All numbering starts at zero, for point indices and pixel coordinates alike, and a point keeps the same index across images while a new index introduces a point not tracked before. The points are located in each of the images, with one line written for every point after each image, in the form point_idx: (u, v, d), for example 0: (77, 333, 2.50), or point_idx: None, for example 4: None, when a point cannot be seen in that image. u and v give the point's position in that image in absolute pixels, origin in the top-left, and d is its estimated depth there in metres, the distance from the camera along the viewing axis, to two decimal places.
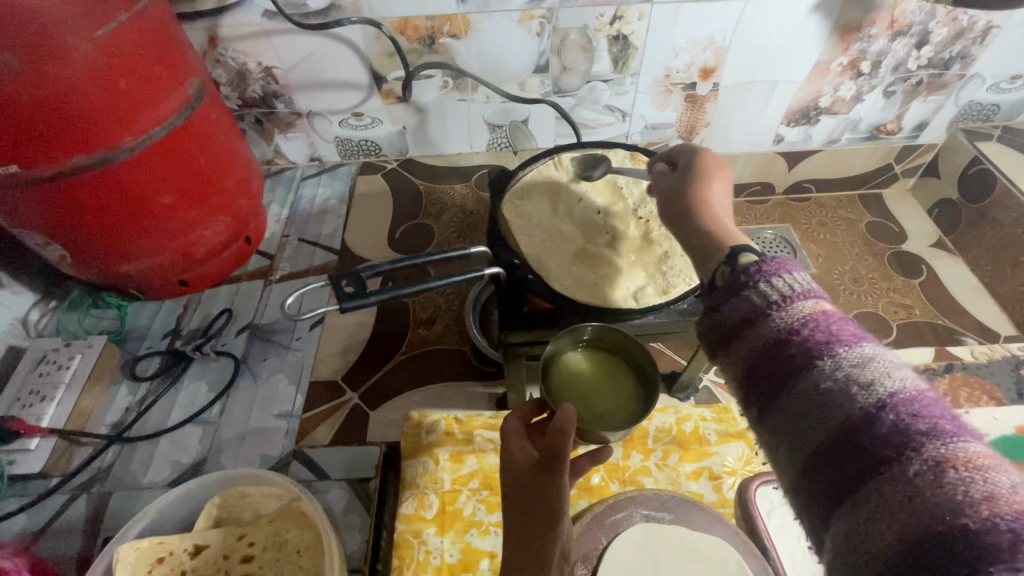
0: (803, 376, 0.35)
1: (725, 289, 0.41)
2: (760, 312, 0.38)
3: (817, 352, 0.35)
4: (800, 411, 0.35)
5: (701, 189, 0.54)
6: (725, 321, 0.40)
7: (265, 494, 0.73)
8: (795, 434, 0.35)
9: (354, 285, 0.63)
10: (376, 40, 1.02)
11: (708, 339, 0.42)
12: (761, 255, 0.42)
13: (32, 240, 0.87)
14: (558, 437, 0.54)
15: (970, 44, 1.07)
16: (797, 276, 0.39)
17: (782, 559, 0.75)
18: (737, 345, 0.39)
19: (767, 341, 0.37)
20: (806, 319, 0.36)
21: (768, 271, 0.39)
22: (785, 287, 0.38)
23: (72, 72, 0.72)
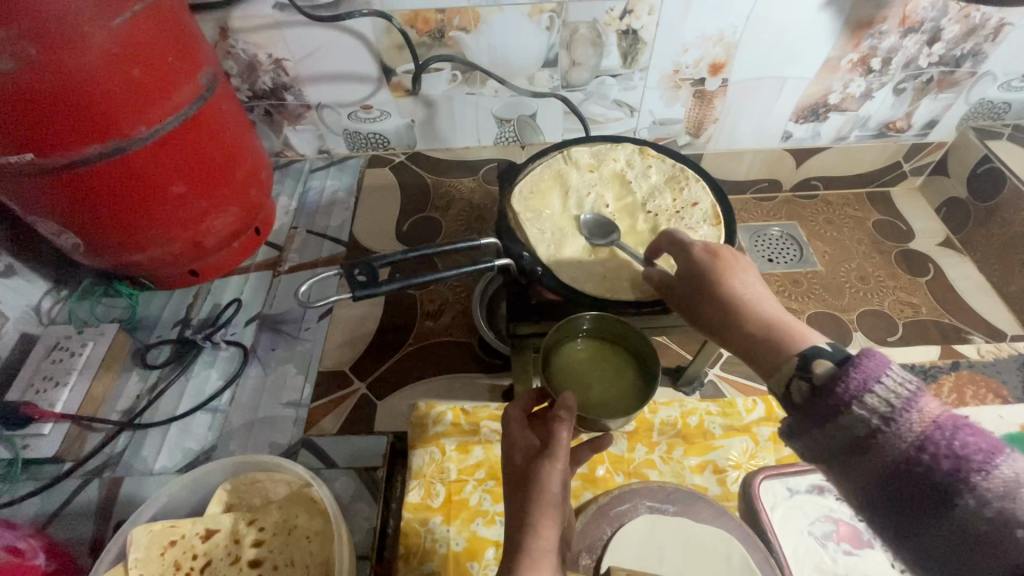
0: (952, 505, 0.36)
1: (820, 409, 0.43)
2: (875, 434, 0.39)
3: (960, 476, 0.36)
4: (960, 540, 0.36)
5: (722, 288, 0.57)
6: (835, 441, 0.42)
7: (274, 481, 0.74)
8: (960, 560, 0.36)
9: (367, 274, 0.64)
10: (387, 33, 1.02)
11: (821, 455, 0.44)
12: (843, 361, 0.43)
13: (46, 228, 0.88)
14: (558, 422, 0.57)
15: (982, 42, 1.06)
16: (894, 381, 0.40)
17: (786, 552, 0.76)
18: (860, 466, 0.40)
19: (895, 463, 0.38)
20: (931, 434, 0.37)
21: (861, 388, 0.40)
22: (893, 403, 0.39)
23: (88, 61, 0.73)
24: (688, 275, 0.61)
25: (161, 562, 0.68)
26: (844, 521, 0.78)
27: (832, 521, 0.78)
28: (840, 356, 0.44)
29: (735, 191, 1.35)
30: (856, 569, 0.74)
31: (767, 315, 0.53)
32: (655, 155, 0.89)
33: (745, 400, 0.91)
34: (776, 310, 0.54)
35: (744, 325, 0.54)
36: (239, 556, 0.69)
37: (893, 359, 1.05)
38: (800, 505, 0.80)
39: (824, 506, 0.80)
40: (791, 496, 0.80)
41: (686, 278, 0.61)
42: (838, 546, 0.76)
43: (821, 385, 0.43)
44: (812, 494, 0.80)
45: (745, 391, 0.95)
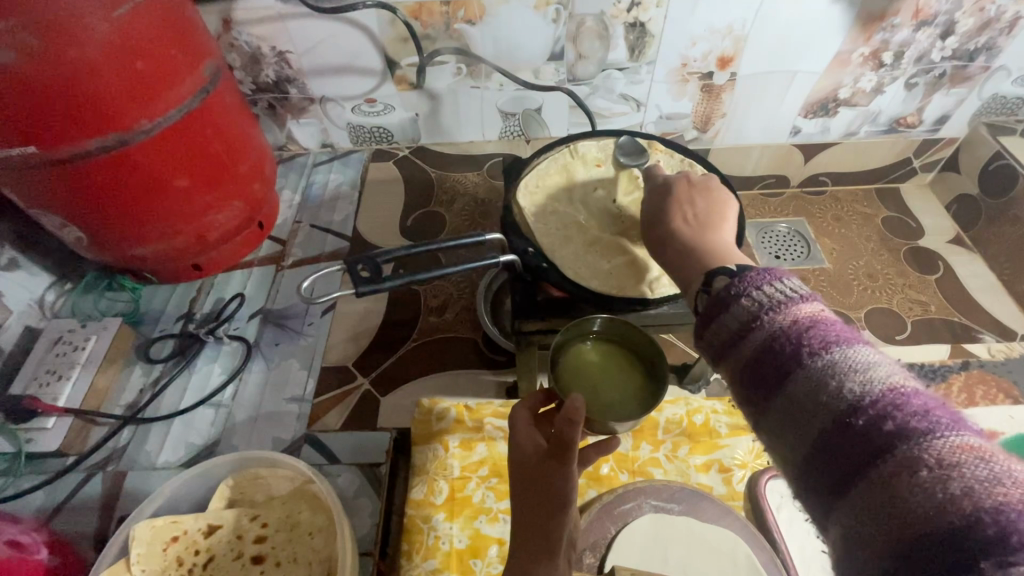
0: (792, 383, 0.37)
1: (713, 306, 0.44)
2: (748, 324, 0.41)
3: (804, 356, 0.37)
4: (792, 412, 0.37)
5: (668, 221, 0.61)
6: (717, 336, 0.43)
7: (278, 476, 0.74)
8: (789, 433, 0.37)
9: (370, 269, 0.63)
10: (391, 25, 1.01)
11: (705, 352, 0.45)
12: (738, 272, 0.45)
13: (49, 221, 0.88)
14: (567, 427, 0.53)
15: (996, 36, 1.04)
16: (781, 285, 0.41)
17: (792, 553, 0.75)
18: (732, 354, 0.42)
19: (756, 347, 0.39)
20: (793, 325, 0.38)
21: (756, 281, 0.42)
22: (782, 292, 0.40)
23: (89, 52, 0.72)
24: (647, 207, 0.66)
25: (164, 558, 0.68)
26: None
27: None
28: (740, 271, 0.46)
29: (743, 187, 1.33)
30: None
31: (706, 238, 0.57)
32: (662, 149, 0.88)
33: None
34: (724, 241, 0.57)
35: (677, 241, 0.59)
36: (242, 552, 0.69)
37: (902, 357, 1.03)
38: None
39: None
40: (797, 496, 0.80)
41: (645, 207, 0.66)
42: None
43: (719, 291, 0.45)
44: None
45: None
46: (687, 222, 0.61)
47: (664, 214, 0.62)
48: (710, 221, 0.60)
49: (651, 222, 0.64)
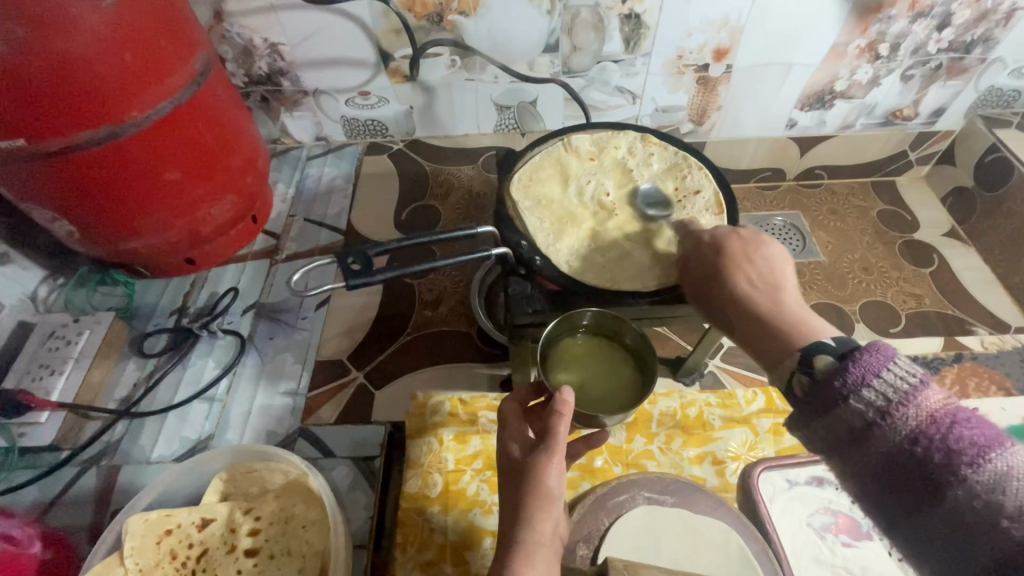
0: (943, 494, 0.39)
1: (823, 400, 0.44)
2: (872, 424, 0.41)
3: (958, 467, 0.38)
4: (942, 521, 0.39)
5: (730, 282, 0.61)
6: (834, 431, 0.44)
7: (272, 470, 0.74)
8: (950, 546, 0.39)
9: (361, 263, 0.63)
10: (384, 16, 1.00)
11: (816, 441, 0.46)
12: (841, 356, 0.45)
13: (40, 215, 0.87)
14: (555, 417, 0.56)
15: (992, 27, 1.04)
16: (897, 371, 0.41)
17: (784, 544, 0.76)
18: (858, 455, 0.43)
19: (890, 452, 0.41)
20: (929, 424, 0.39)
21: (872, 373, 0.42)
22: (900, 383, 0.41)
23: (78, 44, 0.71)
24: (699, 264, 0.66)
25: (158, 551, 0.68)
26: (842, 512, 0.78)
27: (831, 512, 0.78)
28: (844, 350, 0.45)
29: (739, 181, 1.33)
30: (854, 560, 0.74)
31: (773, 303, 0.57)
32: (657, 142, 0.87)
33: (745, 391, 0.90)
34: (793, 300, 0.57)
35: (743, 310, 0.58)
36: (236, 545, 0.69)
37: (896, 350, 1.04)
38: (799, 496, 0.79)
39: (823, 497, 0.79)
40: (789, 488, 0.80)
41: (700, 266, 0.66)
42: (836, 537, 0.76)
43: (823, 377, 0.45)
44: (811, 485, 0.80)
45: (747, 382, 0.93)
46: (751, 282, 0.60)
47: (725, 276, 0.62)
48: (772, 280, 0.59)
49: (708, 278, 0.64)
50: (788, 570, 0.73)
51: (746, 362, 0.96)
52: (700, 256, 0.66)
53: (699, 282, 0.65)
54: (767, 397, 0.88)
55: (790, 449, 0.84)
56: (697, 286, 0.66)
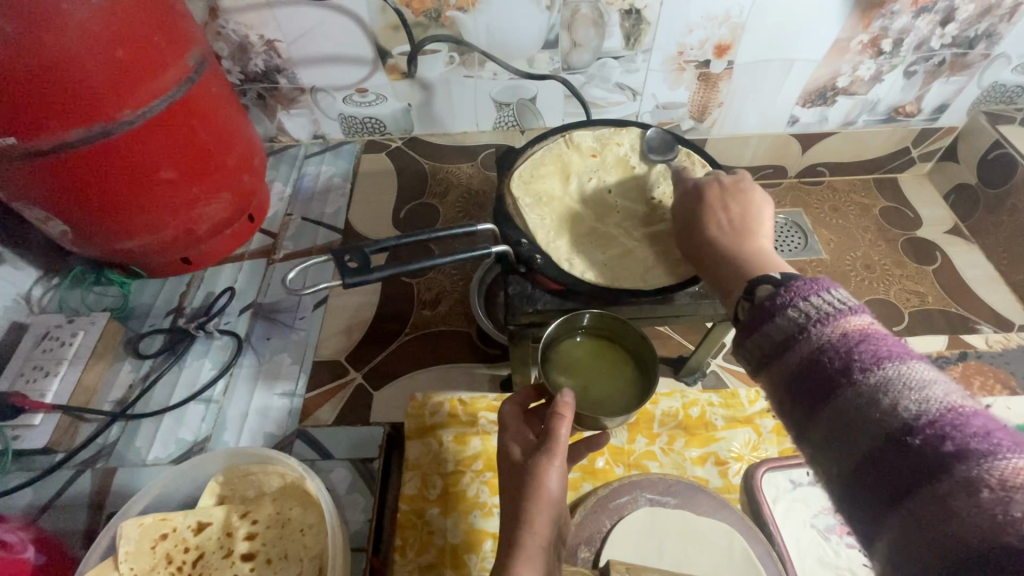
0: (837, 396, 0.37)
1: (752, 318, 0.44)
2: (792, 337, 0.40)
3: (852, 370, 0.37)
4: (840, 432, 0.37)
5: (706, 230, 0.60)
6: (756, 346, 0.43)
7: (268, 473, 0.72)
8: (835, 447, 0.37)
9: (358, 262, 0.62)
10: (381, 13, 0.99)
11: (746, 364, 0.45)
12: (782, 281, 0.44)
13: (32, 214, 0.86)
14: (555, 419, 0.56)
15: (996, 23, 1.03)
16: (822, 293, 0.40)
17: (789, 545, 0.75)
18: (777, 373, 0.41)
19: (804, 362, 0.39)
20: (842, 339, 0.38)
21: (802, 292, 0.41)
22: (825, 303, 0.40)
23: (69, 40, 0.70)
24: (681, 208, 0.65)
25: (153, 555, 0.67)
26: None
27: (835, 513, 0.77)
28: (786, 279, 0.44)
29: None
30: (859, 561, 0.73)
31: (745, 250, 0.56)
32: (659, 139, 0.86)
33: (748, 390, 0.89)
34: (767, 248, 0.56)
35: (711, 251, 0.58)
36: (232, 549, 0.68)
37: None
38: (803, 496, 0.79)
39: (827, 498, 0.79)
40: (793, 488, 0.79)
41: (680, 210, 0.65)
42: (841, 538, 0.75)
43: (762, 301, 0.44)
44: (814, 486, 0.79)
45: (749, 381, 0.93)
46: (724, 228, 0.59)
47: (701, 228, 0.61)
48: (749, 225, 0.59)
49: (688, 233, 0.62)
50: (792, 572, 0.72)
51: None
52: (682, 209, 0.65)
53: (684, 239, 0.63)
54: None
55: (794, 449, 0.83)
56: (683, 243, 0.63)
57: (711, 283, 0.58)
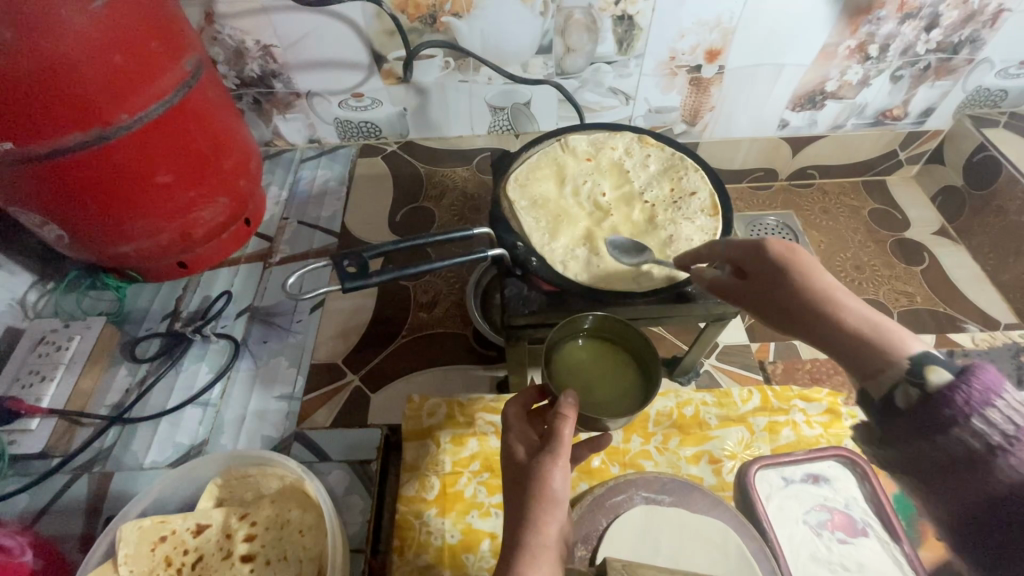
0: None
1: (921, 421, 0.43)
2: (981, 458, 0.39)
3: None
4: None
5: (802, 283, 0.56)
6: (930, 457, 0.42)
7: (267, 475, 0.73)
8: None
9: (357, 264, 0.62)
10: (377, 18, 1.00)
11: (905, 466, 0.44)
12: (947, 374, 0.43)
13: (28, 219, 0.86)
14: (558, 420, 0.57)
15: (979, 28, 1.05)
16: (1012, 403, 0.39)
17: (781, 541, 0.76)
18: (948, 488, 0.41)
19: (995, 491, 0.38)
20: None
21: (978, 402, 0.40)
22: (1012, 418, 0.39)
23: (67, 45, 0.70)
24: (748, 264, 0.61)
25: (152, 558, 0.67)
26: (838, 509, 0.78)
27: (827, 509, 0.78)
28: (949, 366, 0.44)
29: (731, 181, 1.34)
30: (850, 557, 0.74)
31: (849, 308, 0.52)
32: (653, 143, 0.88)
33: (740, 389, 0.90)
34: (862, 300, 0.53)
35: (821, 315, 0.53)
36: (231, 551, 0.68)
37: None
38: (795, 493, 0.80)
39: (819, 495, 0.80)
40: (785, 485, 0.80)
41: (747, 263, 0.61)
42: (832, 534, 0.76)
43: (924, 401, 0.43)
44: (806, 483, 0.80)
45: (741, 381, 0.94)
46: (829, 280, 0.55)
47: (788, 280, 0.56)
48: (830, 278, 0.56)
49: (776, 280, 0.58)
50: (783, 567, 0.73)
51: (741, 361, 0.97)
52: (766, 262, 0.59)
53: (768, 293, 0.59)
54: (762, 395, 0.89)
55: (785, 447, 0.84)
56: (763, 300, 0.59)
57: (831, 353, 0.53)
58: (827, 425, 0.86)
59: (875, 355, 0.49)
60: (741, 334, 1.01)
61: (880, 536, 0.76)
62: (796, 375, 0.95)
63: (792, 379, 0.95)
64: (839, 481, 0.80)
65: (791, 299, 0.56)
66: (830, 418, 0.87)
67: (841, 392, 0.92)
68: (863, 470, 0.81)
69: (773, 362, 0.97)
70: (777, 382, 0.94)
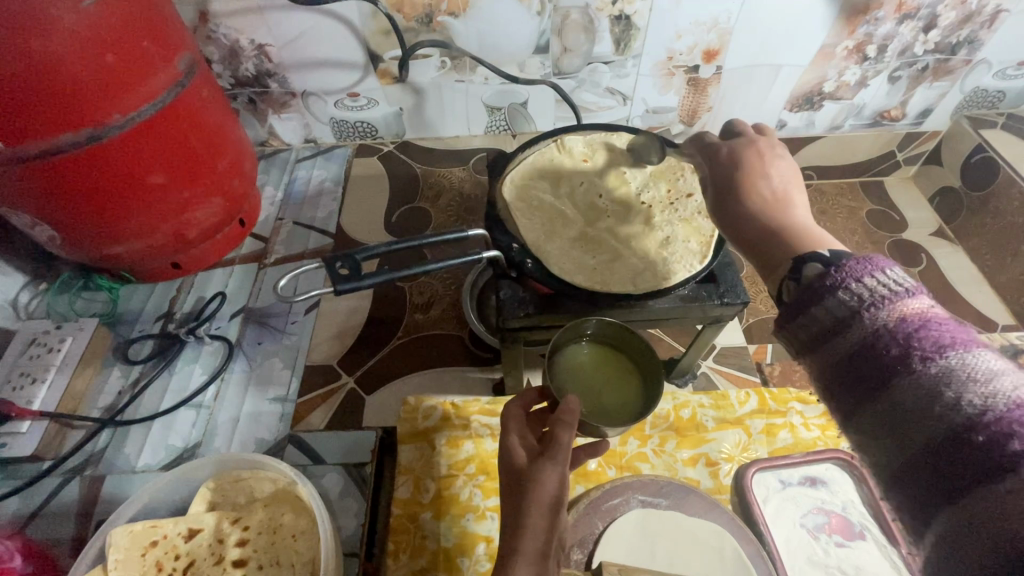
0: (900, 381, 0.36)
1: (805, 296, 0.41)
2: (846, 324, 0.38)
3: (914, 360, 0.35)
4: (896, 419, 0.36)
5: (746, 190, 0.53)
6: (809, 327, 0.41)
7: (260, 478, 0.72)
8: (884, 441, 0.37)
9: (349, 267, 0.61)
10: (373, 18, 0.99)
11: (794, 343, 0.43)
12: (835, 259, 0.41)
13: (19, 219, 0.85)
14: (560, 424, 0.57)
15: (978, 29, 1.04)
16: (883, 279, 0.38)
17: (779, 545, 0.76)
18: (812, 352, 0.41)
19: (856, 344, 0.38)
20: (900, 325, 0.36)
21: (855, 272, 0.39)
22: (881, 287, 0.38)
23: (57, 46, 0.70)
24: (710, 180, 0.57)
25: (143, 562, 0.67)
26: (836, 513, 0.77)
27: (824, 513, 0.78)
28: (834, 257, 0.42)
29: None
30: (848, 561, 0.74)
31: (784, 216, 0.50)
32: None
33: (738, 392, 0.90)
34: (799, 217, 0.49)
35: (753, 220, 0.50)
36: (224, 556, 0.68)
37: None
38: (792, 496, 0.79)
39: (816, 498, 0.79)
40: (783, 488, 0.80)
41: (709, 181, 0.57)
42: (830, 538, 0.76)
43: (810, 280, 0.42)
44: (804, 486, 0.80)
45: (738, 383, 0.94)
46: (769, 193, 0.52)
47: (748, 195, 0.52)
48: (785, 197, 0.52)
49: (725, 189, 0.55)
50: (781, 570, 0.72)
51: (738, 363, 0.97)
52: (723, 164, 0.56)
53: (715, 186, 0.56)
54: (760, 397, 0.88)
55: (783, 450, 0.84)
56: (708, 190, 0.57)
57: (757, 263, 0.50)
58: (824, 427, 0.86)
59: (790, 254, 0.46)
60: (738, 336, 1.01)
61: (878, 540, 0.75)
62: (793, 377, 0.94)
63: (789, 381, 0.95)
64: (836, 484, 0.80)
65: (735, 203, 0.53)
66: (828, 420, 0.87)
67: None
68: (859, 472, 0.81)
69: (771, 364, 0.97)
70: (774, 384, 0.94)
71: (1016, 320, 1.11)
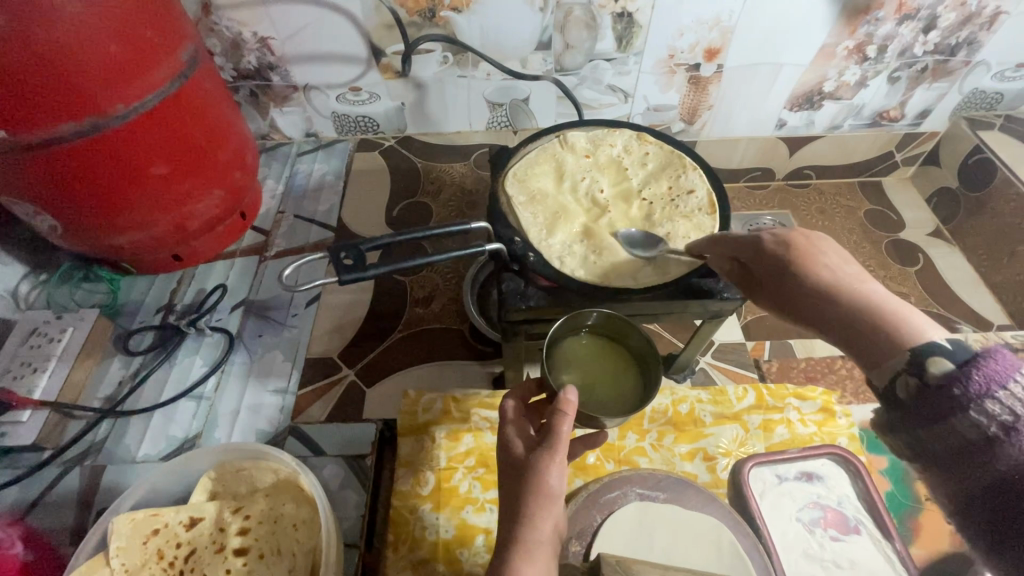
0: None
1: (933, 406, 0.44)
2: (987, 442, 0.41)
3: None
4: None
5: (809, 273, 0.56)
6: (945, 440, 0.44)
7: (262, 469, 0.73)
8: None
9: (353, 257, 0.62)
10: (376, 12, 0.99)
11: (915, 446, 0.47)
12: (955, 360, 0.44)
13: (21, 209, 0.85)
14: (557, 416, 0.57)
15: (977, 31, 1.05)
16: (1018, 387, 0.40)
17: (774, 539, 0.76)
18: (946, 463, 0.44)
19: (1001, 472, 0.41)
20: None
21: (990, 383, 0.41)
22: (1016, 397, 0.40)
23: (61, 35, 0.70)
24: (761, 262, 0.61)
25: (144, 551, 0.67)
26: (831, 507, 0.78)
27: (820, 507, 0.79)
28: (958, 353, 0.44)
29: (729, 180, 1.34)
30: (843, 555, 0.75)
31: (861, 297, 0.53)
32: (652, 140, 0.87)
33: (736, 387, 0.91)
34: (871, 290, 0.53)
35: (837, 305, 0.53)
36: (225, 544, 0.68)
37: None
38: (788, 491, 0.80)
39: (812, 492, 0.80)
40: (779, 483, 0.81)
41: (766, 264, 0.60)
42: (825, 531, 0.77)
43: (934, 383, 0.45)
44: (800, 481, 0.81)
45: (736, 379, 0.95)
46: (829, 275, 0.55)
47: (808, 276, 0.56)
48: (854, 273, 0.55)
49: (783, 275, 0.58)
50: (776, 561, 0.73)
51: (736, 360, 0.97)
52: (764, 256, 0.60)
53: (771, 274, 0.59)
54: (758, 393, 0.89)
55: (779, 445, 0.85)
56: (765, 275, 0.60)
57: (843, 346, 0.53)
58: (821, 423, 0.87)
59: (885, 341, 0.49)
60: (737, 332, 1.01)
61: (872, 534, 0.76)
62: (790, 373, 0.96)
63: (786, 377, 0.96)
64: (833, 479, 0.81)
65: (801, 288, 0.56)
66: (824, 416, 0.87)
67: (835, 391, 0.92)
68: (855, 468, 0.81)
69: (768, 360, 0.98)
70: (772, 381, 0.95)
71: (1011, 320, 1.12)
